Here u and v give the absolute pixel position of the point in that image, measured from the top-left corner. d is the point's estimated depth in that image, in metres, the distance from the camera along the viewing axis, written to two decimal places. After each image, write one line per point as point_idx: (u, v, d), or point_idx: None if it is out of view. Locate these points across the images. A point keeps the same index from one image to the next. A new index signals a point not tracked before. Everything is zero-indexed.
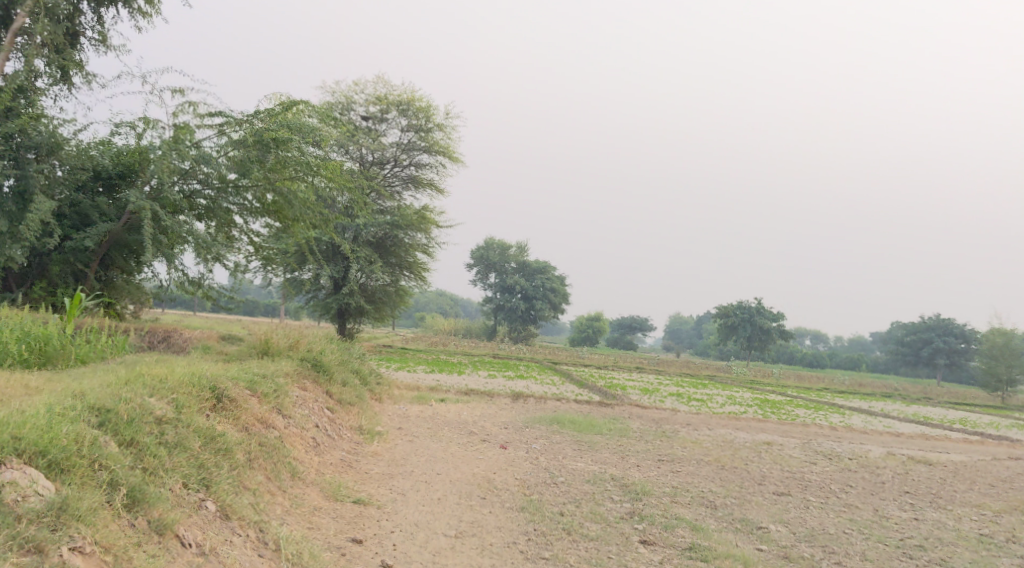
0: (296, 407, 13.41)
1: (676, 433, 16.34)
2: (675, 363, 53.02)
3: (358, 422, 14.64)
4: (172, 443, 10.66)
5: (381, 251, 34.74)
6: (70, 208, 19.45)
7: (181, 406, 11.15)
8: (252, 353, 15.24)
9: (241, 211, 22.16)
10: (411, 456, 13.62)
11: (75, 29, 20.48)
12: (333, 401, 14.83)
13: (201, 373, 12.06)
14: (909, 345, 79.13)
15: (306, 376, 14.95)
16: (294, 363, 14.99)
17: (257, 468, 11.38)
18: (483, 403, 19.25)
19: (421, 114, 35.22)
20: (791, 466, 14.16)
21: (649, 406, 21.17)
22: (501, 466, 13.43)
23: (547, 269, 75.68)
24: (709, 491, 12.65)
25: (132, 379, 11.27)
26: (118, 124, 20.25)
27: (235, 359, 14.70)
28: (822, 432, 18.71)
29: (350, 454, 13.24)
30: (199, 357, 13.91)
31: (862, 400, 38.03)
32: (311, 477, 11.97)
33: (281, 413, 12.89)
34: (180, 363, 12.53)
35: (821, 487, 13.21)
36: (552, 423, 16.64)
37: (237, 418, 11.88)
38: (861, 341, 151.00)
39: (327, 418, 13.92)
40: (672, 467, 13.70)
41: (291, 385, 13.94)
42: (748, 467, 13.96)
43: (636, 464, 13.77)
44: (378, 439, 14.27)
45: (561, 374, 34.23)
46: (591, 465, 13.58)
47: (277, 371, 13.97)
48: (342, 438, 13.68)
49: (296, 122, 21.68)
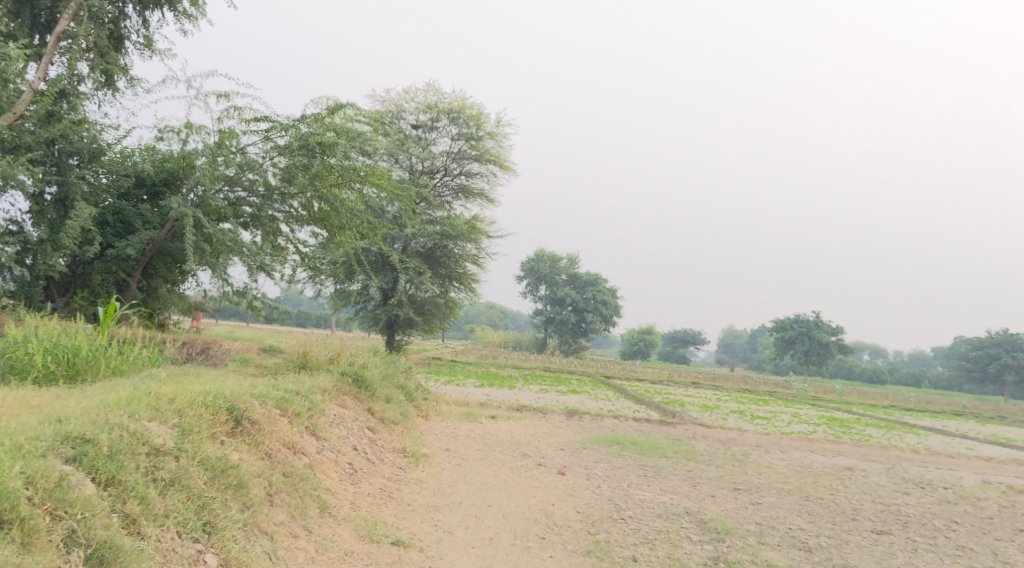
0: (332, 428, 12.63)
1: (747, 456, 15.10)
2: (732, 378, 51.35)
3: (402, 443, 13.70)
4: (166, 480, 9.89)
5: (430, 262, 33.96)
6: (114, 215, 18.98)
7: (187, 431, 10.39)
8: (293, 368, 14.41)
9: (287, 219, 21.49)
10: (459, 484, 12.65)
11: (119, 33, 20.05)
12: (374, 420, 13.95)
13: (220, 390, 11.28)
14: (975, 361, 76.11)
15: (346, 393, 14.10)
16: (334, 378, 14.14)
17: (278, 506, 10.58)
18: (536, 420, 18.22)
19: (471, 122, 34.45)
20: (883, 496, 12.88)
21: (712, 425, 19.93)
22: (560, 496, 12.36)
23: (599, 281, 74.32)
24: (799, 528, 11.47)
25: (135, 398, 10.50)
26: (161, 129, 19.75)
27: (273, 374, 13.88)
28: (904, 455, 17.31)
29: (392, 481, 12.32)
30: (233, 372, 13.16)
31: (933, 418, 36.12)
32: (343, 513, 11.06)
33: (313, 435, 12.13)
34: (202, 379, 11.81)
35: (923, 524, 11.90)
36: (612, 444, 15.53)
37: (258, 444, 11.12)
38: (921, 355, 146.56)
39: (367, 441, 13.04)
40: (751, 498, 12.50)
41: (328, 403, 13.13)
42: (836, 497, 12.71)
43: (711, 494, 12.59)
44: (422, 462, 13.30)
45: (614, 389, 33.02)
46: (661, 495, 12.44)
47: (314, 388, 13.15)
48: (383, 462, 12.76)
49: (343, 127, 20.93)
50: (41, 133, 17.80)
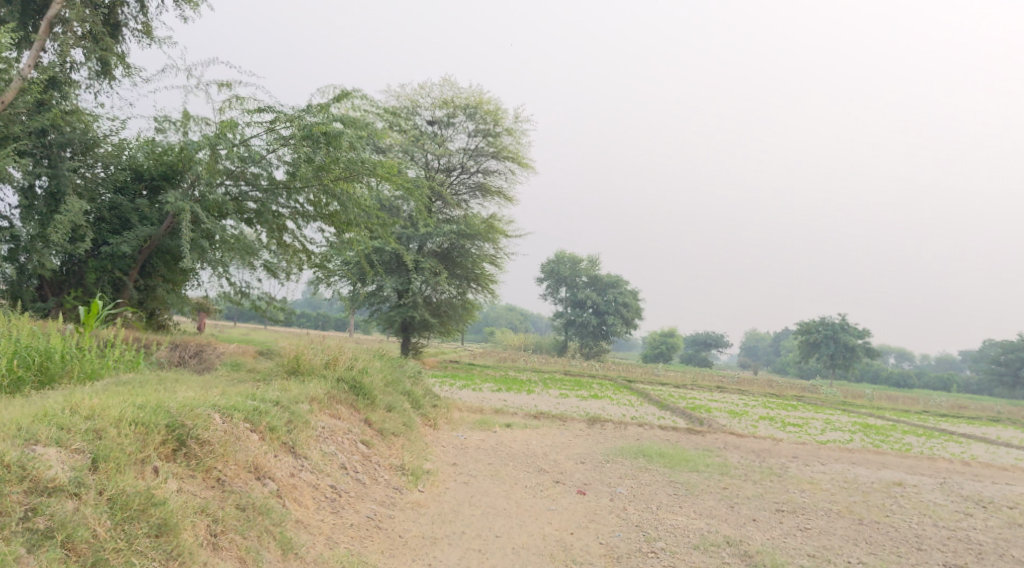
0: (315, 444, 11.66)
1: (786, 470, 13.84)
2: (757, 382, 49.94)
3: (401, 458, 12.61)
4: (44, 531, 8.78)
5: (447, 262, 32.93)
6: (109, 211, 18.11)
7: (99, 459, 9.39)
8: (286, 376, 13.41)
9: (293, 216, 20.50)
10: (463, 508, 11.52)
11: (117, 20, 19.14)
12: (372, 433, 12.88)
13: (165, 405, 10.29)
14: (1006, 364, 74.21)
15: (341, 402, 13.09)
16: (327, 385, 13.11)
17: (224, 550, 9.53)
18: (555, 429, 17.07)
19: (489, 118, 33.37)
20: (946, 520, 11.62)
21: (743, 433, 18.71)
22: (579, 523, 11.22)
23: (620, 282, 72.90)
24: (859, 563, 10.25)
25: (44, 418, 9.55)
26: (159, 119, 18.85)
27: (262, 381, 12.87)
28: (955, 467, 16.03)
29: (382, 506, 11.23)
30: (219, 379, 12.18)
31: (969, 425, 34.70)
32: (314, 554, 9.99)
33: (290, 453, 11.19)
34: (165, 389, 10.91)
35: (1000, 555, 10.65)
36: (638, 456, 14.34)
37: (207, 470, 10.13)
38: (949, 359, 143.77)
39: (358, 458, 12.02)
40: (798, 522, 11.29)
41: (315, 415, 12.14)
42: (893, 521, 11.47)
43: (752, 518, 11.39)
44: (424, 481, 12.19)
45: (638, 393, 31.73)
46: (696, 521, 11.26)
47: (300, 398, 12.17)
48: (377, 484, 11.68)
49: (349, 117, 19.90)
50: (31, 123, 16.87)
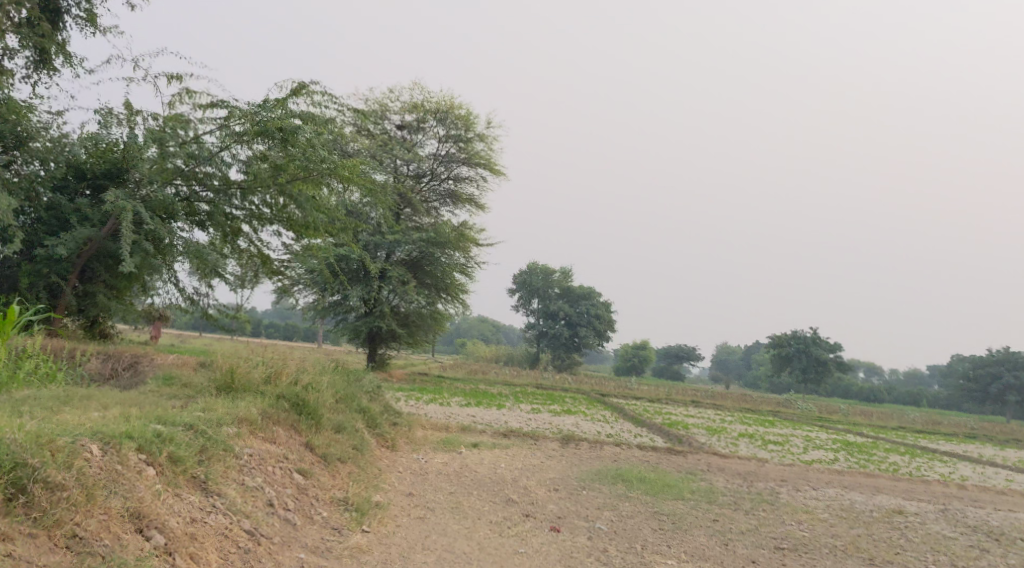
0: (234, 480, 10.43)
1: (778, 497, 12.79)
2: (733, 396, 48.98)
3: (346, 491, 11.41)
4: None
5: (416, 271, 31.75)
6: (47, 211, 16.77)
7: None
8: (219, 393, 12.20)
9: (249, 218, 19.24)
10: (415, 553, 10.29)
11: (58, 6, 17.88)
12: (313, 463, 11.65)
13: (7, 437, 8.93)
14: (977, 380, 72.97)
15: (279, 426, 11.91)
16: (262, 405, 12.01)
17: None
18: (526, 448, 15.93)
19: (460, 123, 32.24)
20: (963, 558, 10.63)
21: (726, 453, 17.65)
22: None
23: (593, 294, 72.01)
24: None
25: None
26: (104, 113, 17.58)
27: (192, 400, 11.68)
28: (953, 492, 15.08)
29: (314, 554, 9.97)
30: (133, 399, 11.14)
31: (948, 442, 33.94)
32: None
33: (195, 492, 9.92)
34: (47, 417, 9.74)
35: None
36: (616, 481, 13.24)
37: (57, 524, 8.71)
38: (918, 374, 144.33)
39: (291, 493, 10.81)
40: (802, 564, 10.23)
41: (242, 447, 10.94)
42: (903, 560, 10.46)
43: (749, 559, 10.32)
44: (371, 517, 10.97)
45: (612, 408, 30.70)
46: (685, 563, 10.16)
47: (225, 421, 11.09)
48: (312, 526, 10.45)
49: (309, 112, 18.71)
50: None
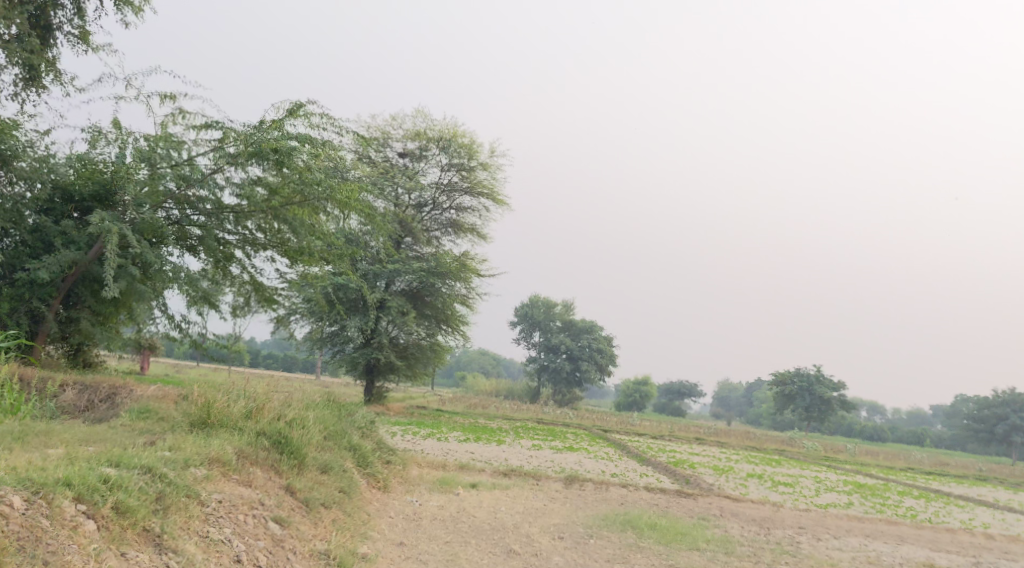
0: (197, 532, 9.63)
1: (799, 548, 11.97)
2: (738, 434, 47.90)
3: (328, 541, 10.58)
4: None
5: (416, 302, 31.03)
6: (31, 234, 16.19)
7: None
8: (194, 430, 11.46)
9: (242, 244, 18.53)
10: None
11: (49, 24, 17.40)
12: (294, 510, 10.85)
13: None
14: (983, 421, 71.57)
15: (256, 468, 11.13)
16: (240, 444, 11.26)
17: None
18: (527, 489, 15.12)
19: (463, 151, 31.69)
20: None
21: (739, 496, 16.76)
22: None
23: (594, 328, 71.32)
24: None
25: None
26: (93, 133, 17.00)
27: (162, 437, 10.95)
28: (982, 544, 14.20)
29: None
30: (95, 438, 10.41)
31: (961, 485, 32.86)
32: None
33: (142, 550, 9.11)
34: None
35: None
36: (626, 528, 12.43)
37: None
38: (921, 413, 142.82)
39: (265, 546, 9.98)
40: None
41: (209, 495, 10.16)
42: None
43: None
44: None
45: (615, 446, 29.82)
46: None
47: (192, 463, 10.37)
48: None
49: (307, 133, 18.05)
50: None
